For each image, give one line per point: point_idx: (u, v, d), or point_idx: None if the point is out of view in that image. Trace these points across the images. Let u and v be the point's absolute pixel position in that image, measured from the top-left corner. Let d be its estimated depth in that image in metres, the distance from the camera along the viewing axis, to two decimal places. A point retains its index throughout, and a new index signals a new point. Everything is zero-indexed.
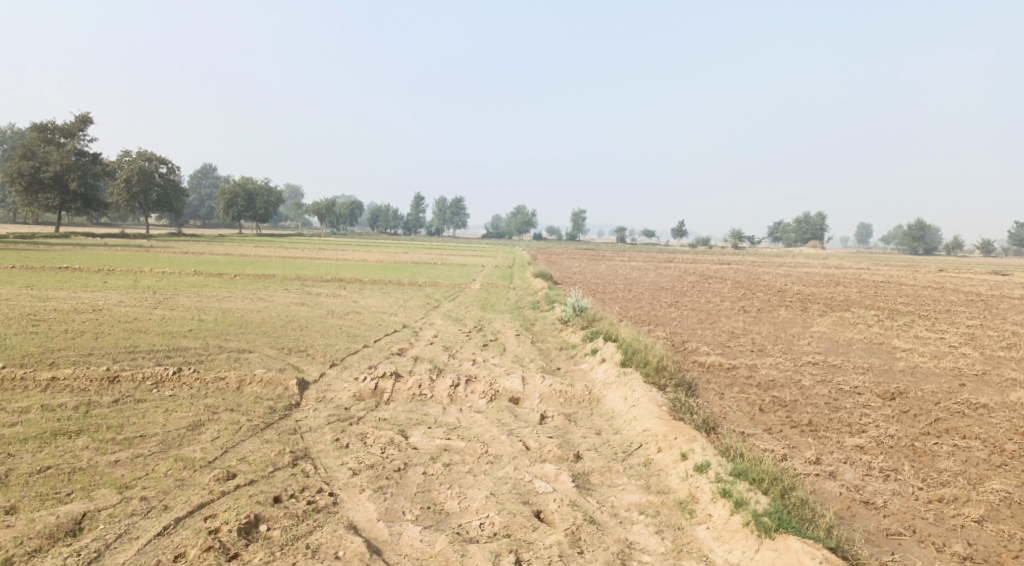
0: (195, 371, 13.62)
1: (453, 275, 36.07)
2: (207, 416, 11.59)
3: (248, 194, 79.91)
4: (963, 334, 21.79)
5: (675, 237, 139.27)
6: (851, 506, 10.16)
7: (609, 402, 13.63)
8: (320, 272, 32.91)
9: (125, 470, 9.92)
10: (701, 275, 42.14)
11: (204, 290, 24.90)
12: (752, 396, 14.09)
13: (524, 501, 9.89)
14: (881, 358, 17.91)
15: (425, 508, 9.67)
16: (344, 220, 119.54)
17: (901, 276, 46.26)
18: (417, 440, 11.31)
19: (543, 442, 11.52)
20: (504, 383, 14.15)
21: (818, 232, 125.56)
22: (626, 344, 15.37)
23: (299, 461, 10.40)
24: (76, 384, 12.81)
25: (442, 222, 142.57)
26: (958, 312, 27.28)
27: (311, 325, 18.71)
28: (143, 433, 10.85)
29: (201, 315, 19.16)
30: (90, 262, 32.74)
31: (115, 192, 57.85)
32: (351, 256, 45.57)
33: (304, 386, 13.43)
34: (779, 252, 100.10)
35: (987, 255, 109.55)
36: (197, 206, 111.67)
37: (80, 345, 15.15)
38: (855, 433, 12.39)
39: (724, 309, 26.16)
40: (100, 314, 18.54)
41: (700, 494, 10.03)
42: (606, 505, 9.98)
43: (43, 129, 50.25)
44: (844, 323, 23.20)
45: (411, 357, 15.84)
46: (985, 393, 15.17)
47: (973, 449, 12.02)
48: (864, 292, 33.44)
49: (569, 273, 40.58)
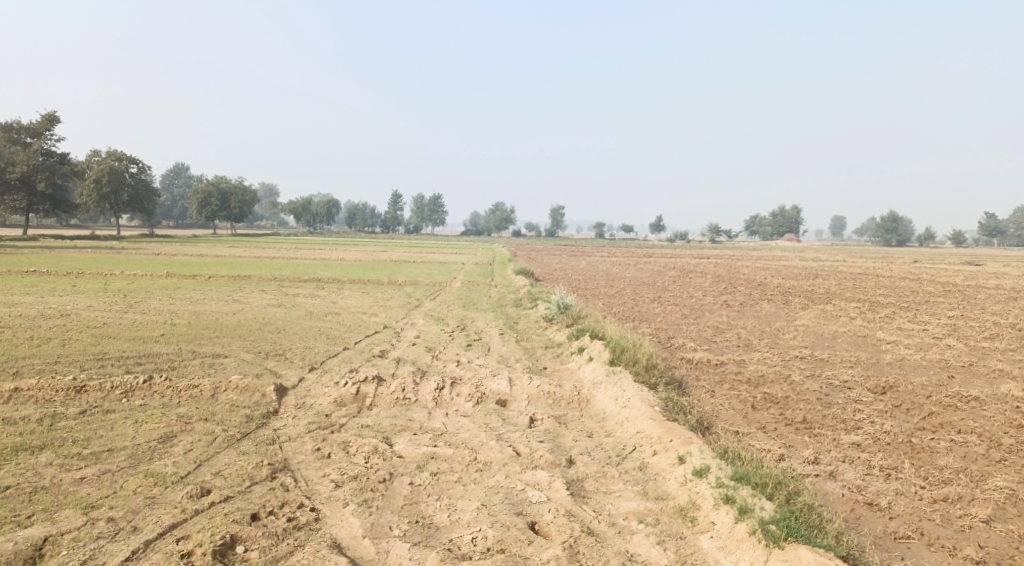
0: (168, 378, 13.03)
1: (432, 273, 35.56)
2: (180, 427, 11.03)
3: (222, 194, 78.72)
4: (945, 325, 21.64)
5: (652, 231, 139.49)
6: (855, 508, 9.83)
7: (598, 403, 13.22)
8: (297, 273, 32.21)
9: (91, 488, 9.34)
10: (683, 269, 41.95)
11: (177, 292, 24.19)
12: (744, 393, 13.72)
13: (517, 512, 9.45)
14: (868, 351, 17.65)
15: (413, 523, 9.19)
16: (321, 219, 118.34)
17: (879, 267, 46.52)
18: (402, 448, 10.82)
19: (533, 447, 11.07)
20: (490, 385, 13.69)
21: (792, 224, 126.46)
22: (613, 342, 14.94)
23: (277, 474, 9.87)
24: (41, 394, 12.19)
25: (420, 219, 141.80)
26: (938, 303, 27.13)
27: (289, 327, 18.14)
28: (111, 447, 10.27)
29: (174, 319, 18.51)
30: (60, 265, 31.79)
31: (84, 193, 56.68)
32: (329, 255, 44.93)
33: (282, 392, 12.91)
34: (756, 245, 100.35)
35: (959, 245, 110.64)
36: (170, 207, 110.30)
37: (46, 353, 14.50)
38: (851, 431, 12.04)
39: (706, 303, 25.86)
40: (68, 319, 17.89)
41: (701, 501, 9.64)
42: (603, 514, 9.56)
43: (8, 129, 48.82)
44: (826, 316, 22.97)
45: (393, 360, 15.33)
46: (976, 385, 14.91)
47: (971, 443, 11.73)
48: (843, 283, 33.30)
49: (549, 270, 40.19)
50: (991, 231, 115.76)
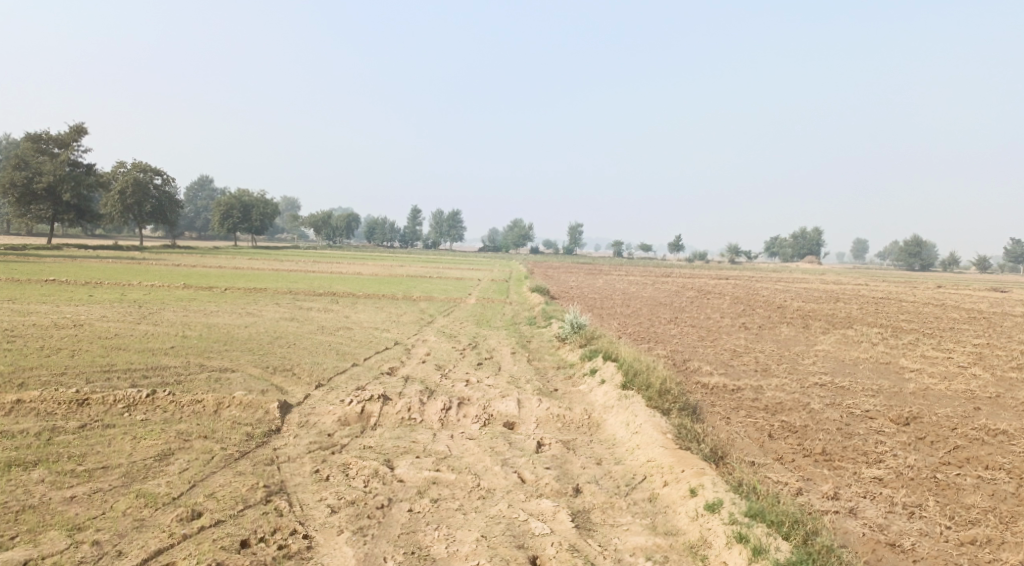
0: (171, 393, 12.75)
1: (449, 289, 35.28)
2: (178, 444, 10.72)
3: (244, 206, 79.03)
4: (971, 353, 21.03)
5: (671, 251, 138.71)
6: (875, 549, 9.37)
7: (609, 428, 12.81)
8: (313, 286, 32.02)
9: (80, 508, 9.06)
10: (701, 290, 41.38)
11: (191, 304, 24.02)
12: (760, 421, 13.25)
13: (519, 545, 9.05)
14: (891, 379, 17.09)
15: (409, 554, 8.82)
16: (340, 233, 118.74)
17: (903, 291, 45.76)
18: (403, 472, 10.45)
19: (539, 474, 10.67)
20: (498, 406, 13.30)
21: (814, 246, 125.26)
22: (627, 365, 14.51)
23: (272, 498, 9.54)
24: (43, 406, 11.95)
25: (439, 235, 142.05)
26: (962, 330, 26.46)
27: (299, 341, 17.86)
28: (105, 464, 9.99)
29: (186, 331, 18.27)
30: (79, 274, 31.76)
31: (108, 203, 57.02)
32: (346, 269, 44.77)
33: (286, 410, 12.58)
34: (776, 267, 99.52)
35: (983, 270, 109.20)
36: (192, 219, 111.14)
37: (53, 364, 14.28)
38: (872, 464, 11.55)
39: (724, 326, 25.35)
40: (80, 329, 17.71)
41: (713, 538, 9.20)
42: (609, 549, 9.14)
43: (36, 139, 49.17)
44: (847, 341, 22.41)
45: (401, 378, 14.99)
46: (1003, 418, 14.34)
47: (999, 481, 11.20)
48: (865, 308, 32.62)
49: (566, 288, 39.75)
50: (1017, 258, 114.27)
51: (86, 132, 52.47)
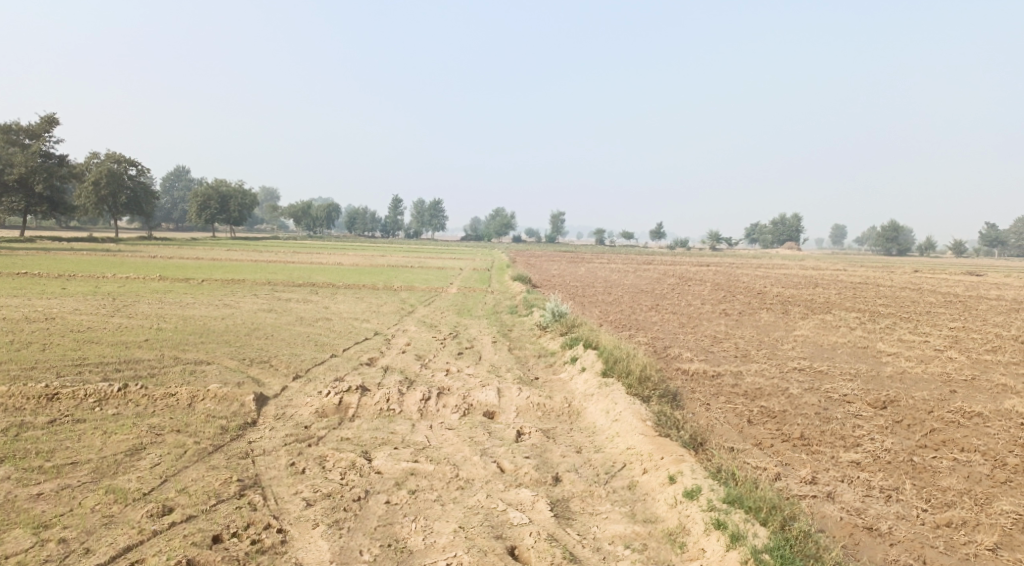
0: (144, 386, 12.54)
1: (429, 278, 35.11)
2: (150, 439, 10.54)
3: (222, 197, 78.25)
4: (947, 337, 21.19)
5: (652, 238, 138.94)
6: (853, 533, 9.37)
7: (589, 416, 12.75)
8: (292, 277, 31.74)
9: (47, 505, 8.90)
10: (682, 277, 41.48)
11: (167, 296, 23.74)
12: (740, 407, 13.25)
13: (497, 536, 8.97)
14: (868, 363, 17.17)
15: (385, 546, 8.72)
16: (320, 223, 117.86)
17: (880, 276, 46.13)
18: (381, 463, 10.34)
19: (518, 463, 10.59)
20: (477, 396, 13.20)
21: (793, 232, 125.91)
22: (607, 352, 14.46)
23: (246, 492, 9.41)
24: (12, 402, 11.72)
25: (420, 225, 141.60)
26: (938, 314, 26.67)
27: (277, 333, 17.67)
28: (75, 460, 9.80)
29: (161, 323, 18.01)
30: (53, 267, 31.24)
31: (82, 194, 56.20)
32: (325, 259, 44.40)
33: (262, 402, 12.42)
34: (755, 253, 100.11)
35: (960, 255, 110.47)
36: (170, 211, 109.99)
37: (23, 358, 14.02)
38: (850, 448, 11.57)
39: (704, 312, 25.39)
40: (52, 323, 17.41)
41: (691, 525, 9.17)
42: (588, 538, 9.09)
43: (7, 129, 48.32)
44: (826, 326, 22.52)
45: (380, 368, 14.86)
46: (978, 400, 14.44)
47: (974, 463, 11.26)
48: (843, 293, 32.80)
49: (547, 276, 39.71)
50: (991, 241, 115.80)
51: (59, 123, 51.61)
